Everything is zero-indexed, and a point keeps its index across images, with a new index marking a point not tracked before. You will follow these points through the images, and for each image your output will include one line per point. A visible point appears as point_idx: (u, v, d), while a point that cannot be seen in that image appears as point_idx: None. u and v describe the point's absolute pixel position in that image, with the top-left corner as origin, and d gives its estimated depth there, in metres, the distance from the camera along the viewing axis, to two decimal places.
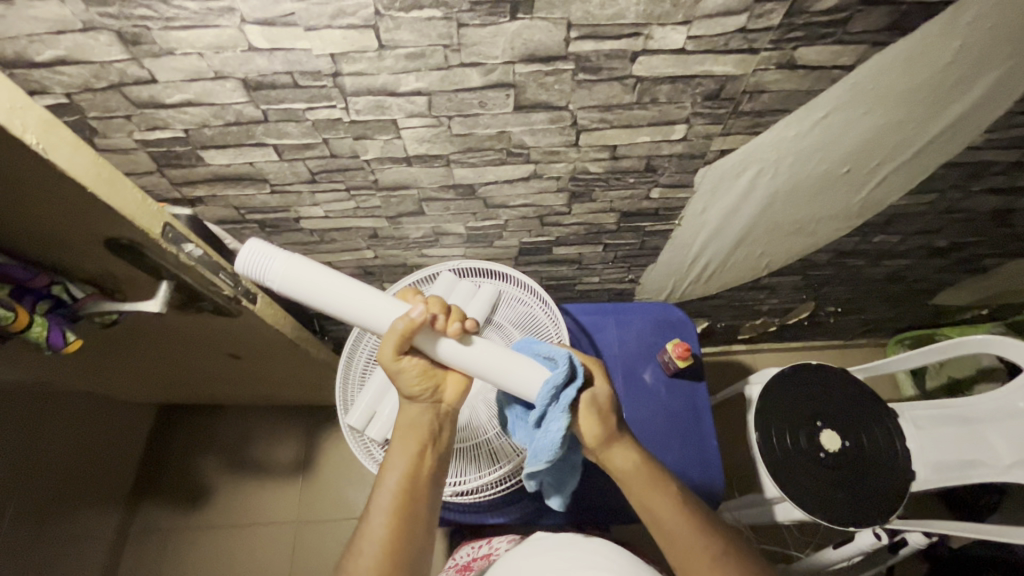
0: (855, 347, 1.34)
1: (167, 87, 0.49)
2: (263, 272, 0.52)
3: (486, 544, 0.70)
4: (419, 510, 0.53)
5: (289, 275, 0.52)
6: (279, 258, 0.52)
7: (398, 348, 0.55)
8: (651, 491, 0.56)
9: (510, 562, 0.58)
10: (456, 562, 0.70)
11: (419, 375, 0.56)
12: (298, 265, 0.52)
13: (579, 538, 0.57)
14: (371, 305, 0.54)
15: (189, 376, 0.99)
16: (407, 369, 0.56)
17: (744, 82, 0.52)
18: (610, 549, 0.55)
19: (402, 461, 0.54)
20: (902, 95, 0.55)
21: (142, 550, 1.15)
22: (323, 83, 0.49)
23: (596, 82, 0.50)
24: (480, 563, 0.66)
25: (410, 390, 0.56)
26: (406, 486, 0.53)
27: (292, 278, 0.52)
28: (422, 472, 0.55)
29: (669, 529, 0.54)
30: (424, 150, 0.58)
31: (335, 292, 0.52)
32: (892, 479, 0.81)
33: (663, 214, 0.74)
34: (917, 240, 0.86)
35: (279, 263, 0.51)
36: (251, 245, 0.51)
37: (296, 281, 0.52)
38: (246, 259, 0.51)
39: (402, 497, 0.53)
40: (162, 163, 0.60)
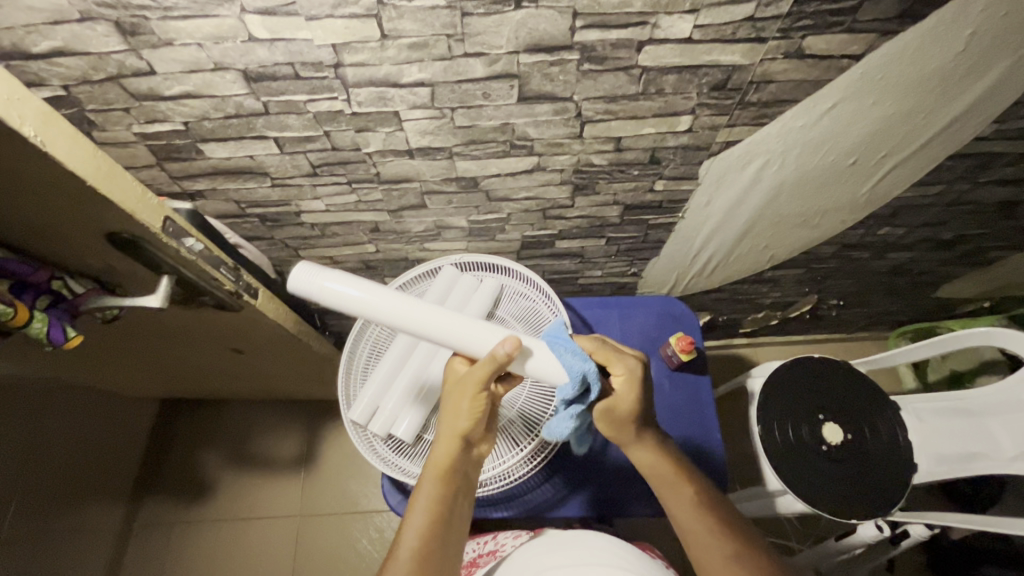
0: (856, 340, 1.34)
1: (166, 79, 0.48)
2: (306, 288, 0.52)
3: (492, 540, 0.70)
4: (446, 557, 0.52)
5: (333, 288, 0.52)
6: (323, 274, 0.53)
7: (481, 382, 0.53)
8: (670, 489, 0.58)
9: (521, 558, 0.57)
10: (463, 558, 0.71)
11: (476, 416, 0.54)
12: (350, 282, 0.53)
13: (592, 535, 0.57)
14: (443, 321, 0.54)
15: (191, 371, 0.99)
16: (469, 406, 0.53)
17: (751, 72, 0.51)
18: (624, 547, 0.55)
19: (433, 504, 0.53)
20: (911, 84, 0.54)
21: (145, 545, 1.15)
22: (324, 75, 0.48)
23: (601, 72, 0.50)
24: (485, 558, 0.66)
25: (460, 428, 0.54)
26: (433, 536, 0.52)
27: (343, 292, 0.53)
28: (451, 517, 0.54)
29: (687, 527, 0.56)
30: (426, 143, 0.58)
31: (394, 305, 0.54)
32: (895, 471, 0.81)
33: (667, 206, 0.73)
34: (922, 232, 0.86)
35: (320, 278, 0.52)
36: (296, 269, 0.53)
37: (343, 293, 0.53)
38: (293, 280, 0.52)
39: (429, 535, 0.52)
40: (162, 157, 0.59)
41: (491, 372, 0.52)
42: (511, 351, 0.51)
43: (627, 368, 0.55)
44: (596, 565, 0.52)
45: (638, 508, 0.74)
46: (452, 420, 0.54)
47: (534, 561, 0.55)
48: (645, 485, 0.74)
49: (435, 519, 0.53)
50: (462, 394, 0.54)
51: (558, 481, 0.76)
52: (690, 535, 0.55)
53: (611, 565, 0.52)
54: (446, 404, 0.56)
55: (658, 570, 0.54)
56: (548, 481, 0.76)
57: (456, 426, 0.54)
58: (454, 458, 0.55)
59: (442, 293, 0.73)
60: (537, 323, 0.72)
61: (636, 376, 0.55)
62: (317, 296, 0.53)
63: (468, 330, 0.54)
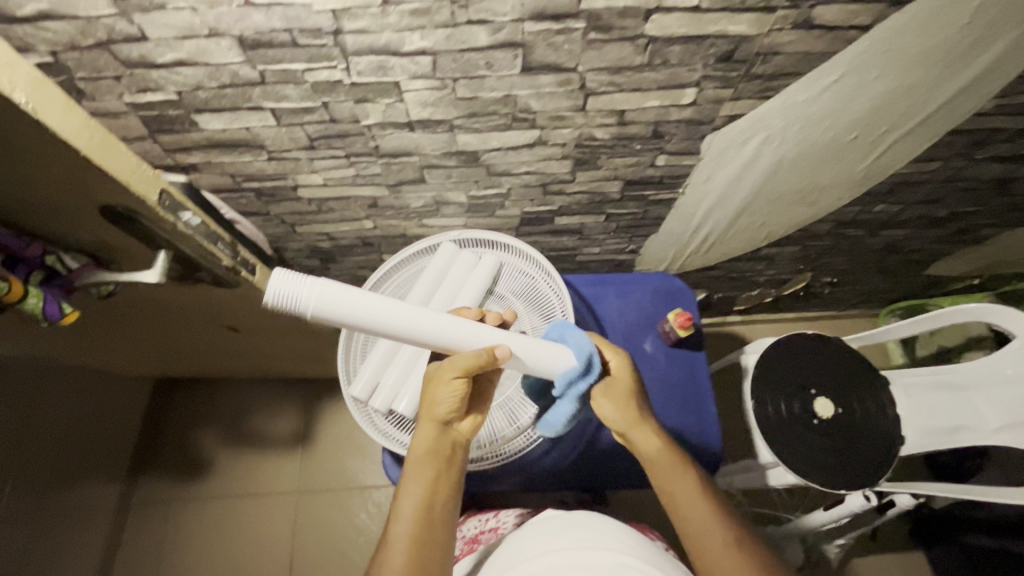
0: (848, 318, 1.36)
1: (158, 45, 0.47)
2: (295, 301, 0.48)
3: (494, 518, 0.72)
4: (439, 540, 0.51)
5: (326, 299, 0.49)
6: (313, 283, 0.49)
7: (462, 369, 0.54)
8: (677, 472, 0.57)
9: (517, 547, 0.56)
10: (464, 534, 0.72)
11: (453, 402, 0.55)
12: (342, 289, 0.49)
13: (591, 524, 0.55)
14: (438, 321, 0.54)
15: (187, 349, 0.98)
16: (447, 390, 0.54)
17: (758, 44, 0.50)
18: (624, 537, 0.53)
19: (421, 491, 0.53)
20: (917, 56, 0.54)
21: (145, 522, 1.16)
22: (323, 42, 0.47)
23: (607, 42, 0.49)
24: (486, 536, 0.68)
25: (437, 411, 0.55)
26: (427, 516, 0.52)
27: (337, 302, 0.49)
28: (440, 499, 0.53)
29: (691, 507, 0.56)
30: (427, 115, 0.56)
31: (393, 313, 0.52)
32: (883, 443, 0.83)
33: (668, 182, 0.73)
34: (918, 209, 0.87)
35: (311, 289, 0.48)
36: (281, 276, 0.47)
37: (338, 304, 0.49)
38: (281, 292, 0.47)
39: (422, 518, 0.52)
40: (155, 128, 0.57)
41: (477, 362, 0.54)
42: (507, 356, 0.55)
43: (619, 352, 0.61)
44: (592, 547, 0.50)
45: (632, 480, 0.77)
46: (430, 407, 0.56)
47: (529, 549, 0.54)
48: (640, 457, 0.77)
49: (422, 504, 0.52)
50: (438, 379, 0.55)
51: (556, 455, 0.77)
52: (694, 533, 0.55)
53: (609, 549, 0.50)
54: (423, 393, 0.57)
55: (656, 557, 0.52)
56: (545, 457, 0.77)
57: (435, 412, 0.55)
58: (435, 442, 0.55)
59: (441, 269, 0.73)
60: (537, 300, 0.73)
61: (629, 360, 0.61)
62: (312, 307, 0.49)
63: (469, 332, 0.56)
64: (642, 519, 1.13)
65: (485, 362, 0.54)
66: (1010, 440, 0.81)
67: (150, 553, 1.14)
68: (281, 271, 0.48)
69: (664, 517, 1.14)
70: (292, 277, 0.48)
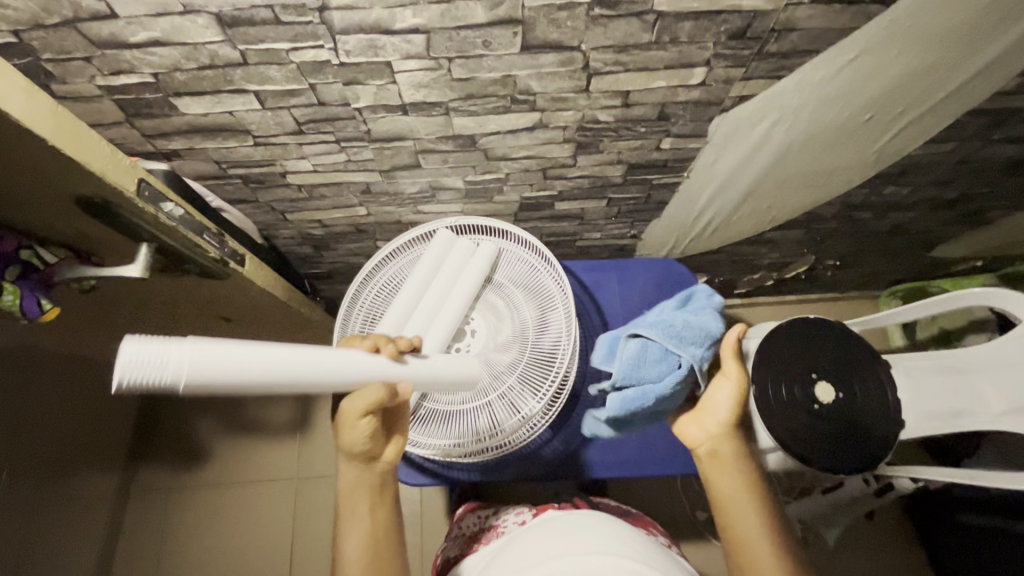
0: (849, 300, 1.34)
1: (130, 24, 0.43)
2: (158, 369, 0.40)
3: (495, 515, 0.74)
4: (387, 555, 0.58)
5: (204, 356, 0.42)
6: (176, 346, 0.42)
7: (362, 411, 0.54)
8: (728, 469, 0.61)
9: (519, 553, 0.55)
10: (464, 531, 0.75)
11: (366, 438, 0.58)
12: (222, 344, 0.43)
13: (597, 526, 0.55)
14: (321, 364, 0.48)
15: (178, 339, 0.96)
16: (356, 433, 0.57)
17: (773, 20, 0.47)
18: (631, 542, 0.53)
19: (361, 525, 0.59)
20: (940, 34, 0.51)
21: (145, 510, 1.16)
22: (308, 20, 0.44)
23: (613, 18, 0.45)
24: (488, 534, 0.70)
25: (354, 451, 0.59)
26: (371, 545, 0.58)
27: (234, 355, 0.43)
28: (380, 529, 0.59)
29: (734, 500, 0.59)
30: (421, 97, 0.53)
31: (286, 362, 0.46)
32: (886, 426, 0.83)
33: (672, 165, 0.70)
34: (927, 192, 0.84)
35: (179, 353, 0.41)
36: (132, 343, 0.39)
37: (226, 361, 0.42)
38: (127, 364, 0.39)
39: (367, 549, 0.58)
40: (132, 113, 0.54)
41: (378, 401, 0.53)
42: (408, 391, 0.56)
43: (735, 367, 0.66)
44: (601, 553, 0.50)
45: (632, 468, 0.77)
46: (348, 450, 0.59)
47: (535, 550, 0.53)
48: (640, 446, 0.77)
49: (364, 533, 0.58)
50: (345, 424, 0.56)
51: (556, 444, 0.77)
52: (747, 534, 0.57)
53: (616, 554, 0.50)
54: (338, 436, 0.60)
55: (660, 557, 0.53)
56: (545, 448, 0.77)
57: (352, 451, 0.59)
58: (359, 479, 0.60)
59: (438, 258, 0.71)
60: (537, 289, 0.71)
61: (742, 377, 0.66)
62: (182, 374, 0.41)
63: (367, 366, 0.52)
64: (641, 502, 1.14)
65: (387, 397, 0.54)
66: (1012, 424, 0.80)
67: (151, 540, 1.14)
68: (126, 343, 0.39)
69: (663, 500, 1.15)
70: (145, 349, 0.40)
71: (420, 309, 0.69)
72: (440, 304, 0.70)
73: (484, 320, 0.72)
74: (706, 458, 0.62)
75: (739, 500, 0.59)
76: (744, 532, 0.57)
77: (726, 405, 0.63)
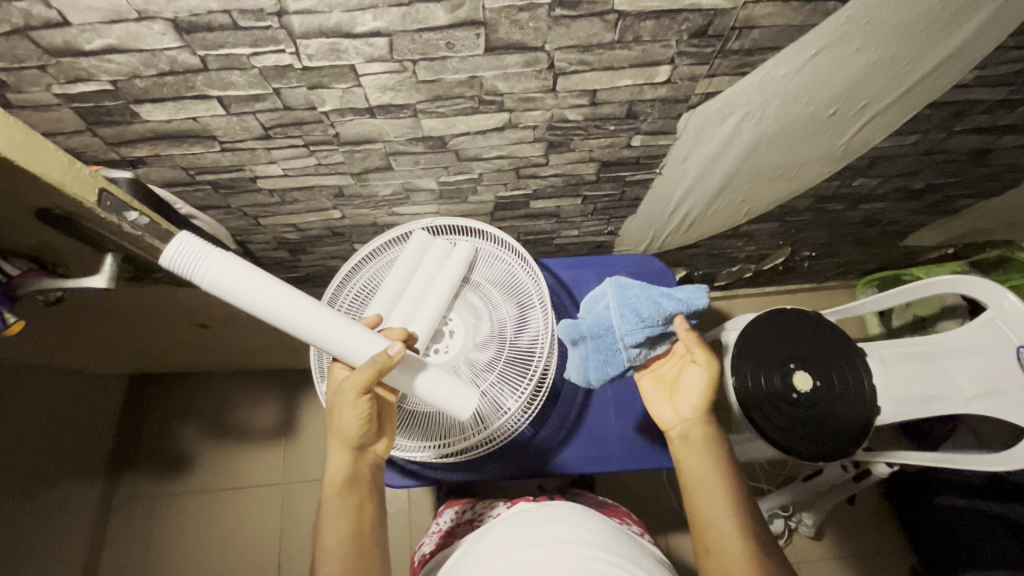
0: (826, 290, 1.37)
1: (83, 31, 0.42)
2: (189, 269, 0.48)
3: (471, 510, 0.78)
4: (371, 552, 0.55)
5: (224, 273, 0.49)
6: (209, 259, 0.49)
7: (359, 387, 0.53)
8: (697, 455, 0.60)
9: (490, 544, 0.56)
10: (440, 526, 0.79)
11: (361, 421, 0.56)
12: (241, 270, 0.49)
13: (596, 523, 0.56)
14: (315, 323, 0.53)
15: (157, 346, 0.95)
16: (351, 412, 0.55)
17: (734, 17, 0.48)
18: (625, 544, 0.54)
19: (345, 518, 0.55)
20: (898, 28, 0.52)
21: (127, 522, 1.14)
22: (266, 24, 0.43)
23: (575, 18, 0.46)
24: (464, 528, 0.74)
25: (347, 435, 0.56)
26: (357, 538, 0.55)
27: (244, 286, 0.49)
28: (365, 523, 0.56)
29: (702, 487, 0.58)
30: (388, 99, 0.53)
31: (286, 309, 0.51)
32: (865, 411, 0.84)
33: (644, 162, 0.71)
34: (896, 182, 0.86)
35: (206, 264, 0.48)
36: (187, 239, 0.48)
37: (234, 284, 0.49)
38: (174, 250, 0.48)
39: (353, 541, 0.54)
40: (92, 121, 0.53)
41: (373, 376, 0.53)
42: (402, 353, 0.54)
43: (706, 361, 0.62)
44: (569, 542, 0.51)
45: (614, 463, 0.77)
46: (339, 434, 0.57)
47: (509, 541, 0.54)
48: (621, 441, 0.78)
49: (349, 531, 0.55)
50: (341, 403, 0.55)
51: (539, 441, 0.77)
52: (717, 520, 0.56)
53: (585, 543, 0.51)
54: (330, 421, 0.57)
55: (628, 546, 0.55)
56: (525, 446, 0.77)
57: (345, 435, 0.56)
58: (349, 467, 0.57)
59: (415, 259, 0.71)
60: (514, 286, 0.71)
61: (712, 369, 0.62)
62: (203, 277, 0.49)
63: (351, 340, 0.54)
64: (627, 494, 1.16)
65: (377, 372, 0.53)
66: (983, 408, 0.77)
67: (134, 553, 1.12)
68: (183, 236, 0.48)
69: (648, 492, 1.16)
70: (192, 247, 0.48)
71: (398, 309, 0.69)
72: (418, 305, 0.70)
73: (463, 319, 0.72)
74: (678, 441, 0.62)
75: (707, 485, 0.58)
76: (707, 515, 0.56)
77: (697, 388, 0.62)
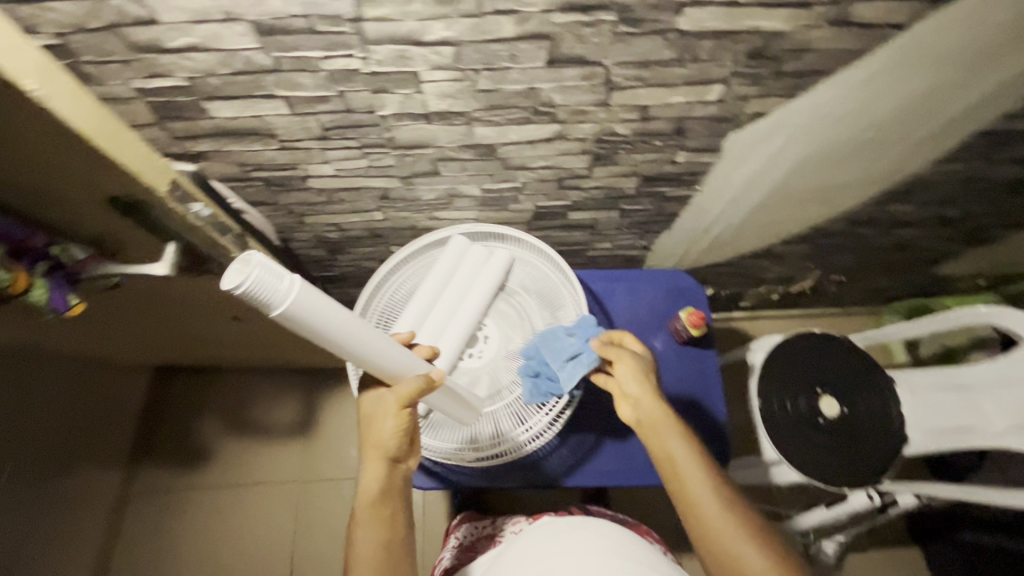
0: (852, 316, 1.36)
1: (170, 30, 0.44)
2: (267, 295, 0.41)
3: (490, 526, 0.78)
4: (403, 563, 0.56)
5: (308, 302, 0.44)
6: (288, 284, 0.43)
7: (405, 400, 0.55)
8: (658, 436, 0.58)
9: (518, 552, 0.57)
10: (460, 540, 0.78)
11: (400, 435, 0.56)
12: (321, 297, 0.45)
13: (633, 541, 0.56)
14: (379, 348, 0.52)
15: (188, 337, 0.97)
16: (393, 425, 0.56)
17: (791, 41, 0.49)
18: (662, 563, 0.54)
19: (378, 528, 0.56)
20: (951, 57, 0.52)
21: (144, 510, 1.15)
22: (342, 29, 0.45)
23: (636, 35, 0.47)
24: (484, 542, 0.74)
25: (385, 448, 0.56)
26: (389, 548, 0.56)
27: (324, 314, 0.46)
28: (397, 533, 0.57)
29: (670, 464, 0.57)
30: (446, 106, 0.55)
31: (357, 334, 0.49)
32: (890, 439, 0.82)
33: (685, 178, 0.72)
34: (933, 210, 0.86)
35: (290, 291, 0.43)
36: (258, 260, 0.41)
37: (318, 311, 0.45)
38: (252, 277, 0.40)
39: (383, 551, 0.55)
40: (163, 115, 0.55)
41: (419, 390, 0.55)
42: (443, 375, 0.58)
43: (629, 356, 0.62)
44: (594, 546, 0.53)
45: (639, 478, 0.77)
46: (377, 445, 0.56)
47: (537, 546, 0.55)
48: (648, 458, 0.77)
49: (383, 543, 0.55)
50: (384, 415, 0.56)
51: (563, 452, 0.77)
52: (695, 506, 0.54)
53: (609, 545, 0.53)
54: (366, 431, 0.57)
55: (650, 549, 0.56)
56: (553, 454, 0.77)
57: (383, 448, 0.56)
58: (385, 479, 0.57)
59: (453, 263, 0.71)
60: (551, 296, 0.72)
61: (639, 363, 0.62)
62: (283, 305, 0.42)
63: (401, 359, 0.55)
64: (642, 511, 1.15)
65: (426, 388, 0.56)
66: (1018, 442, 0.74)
67: (150, 541, 1.13)
68: (262, 256, 0.40)
69: (663, 509, 1.15)
70: (275, 270, 0.41)
71: (433, 313, 0.70)
72: (454, 311, 0.71)
73: (498, 326, 0.73)
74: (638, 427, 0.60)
75: (680, 462, 0.56)
76: (688, 491, 0.55)
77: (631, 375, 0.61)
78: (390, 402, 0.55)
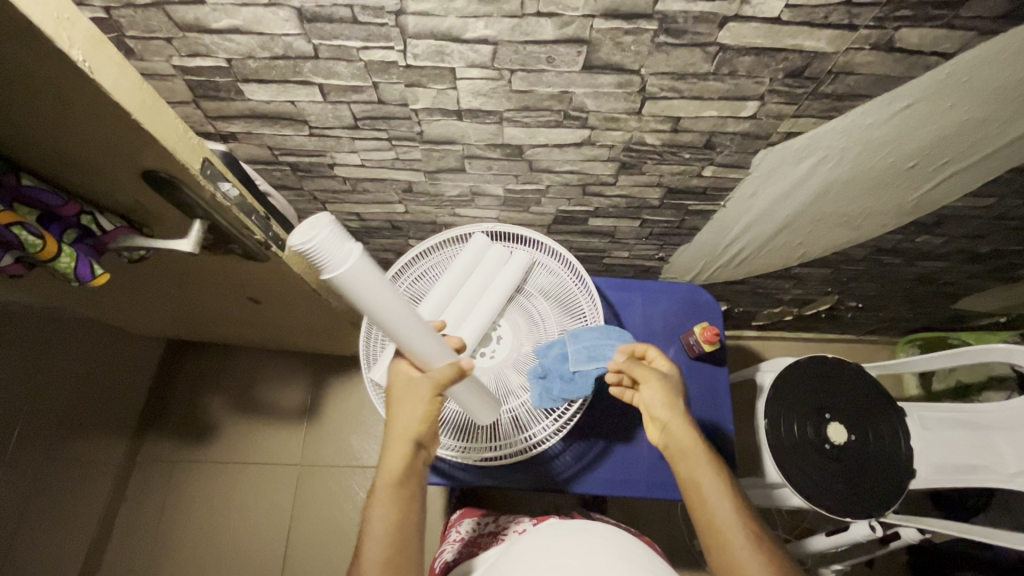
0: (866, 344, 1.34)
1: (215, 11, 0.45)
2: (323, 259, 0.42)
3: (492, 523, 0.78)
4: (415, 545, 0.55)
5: (362, 276, 0.44)
6: (347, 255, 0.43)
7: (435, 385, 0.56)
8: (683, 458, 0.59)
9: (525, 547, 0.57)
10: (461, 536, 0.78)
11: (426, 419, 0.57)
12: (376, 274, 0.45)
13: (641, 547, 0.56)
14: (418, 330, 0.52)
15: (205, 314, 0.98)
16: (421, 408, 0.56)
17: (832, 62, 0.48)
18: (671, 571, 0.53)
19: (394, 507, 0.56)
20: (996, 90, 0.51)
21: (147, 482, 1.17)
22: (383, 21, 0.45)
23: (676, 47, 0.47)
24: (487, 539, 0.74)
25: (410, 430, 0.56)
26: (402, 529, 0.55)
27: (372, 290, 0.45)
28: (411, 516, 0.56)
29: (692, 486, 0.58)
30: (478, 104, 0.55)
31: (400, 315, 0.49)
32: (898, 472, 0.80)
33: (710, 193, 0.71)
34: (960, 244, 0.84)
35: (347, 262, 0.43)
36: (330, 225, 0.41)
37: (368, 286, 0.45)
38: (315, 240, 0.40)
39: (396, 532, 0.55)
40: (200, 94, 0.56)
41: (450, 377, 0.56)
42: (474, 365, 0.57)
43: (658, 377, 0.63)
44: (599, 547, 0.53)
45: (641, 489, 0.76)
46: (401, 427, 0.57)
47: (543, 545, 0.56)
48: (652, 470, 0.77)
49: (397, 521, 0.55)
50: (414, 397, 0.56)
51: (568, 457, 0.77)
52: (715, 530, 0.54)
53: (613, 547, 0.53)
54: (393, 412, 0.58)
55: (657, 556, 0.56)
56: (557, 458, 0.77)
57: (407, 428, 0.56)
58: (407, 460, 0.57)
59: (473, 261, 0.71)
60: (568, 302, 0.72)
61: (667, 384, 0.63)
62: (337, 273, 0.43)
63: (435, 345, 0.55)
64: (640, 523, 1.14)
65: (456, 376, 0.56)
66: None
67: (151, 512, 1.15)
68: (332, 221, 0.40)
69: (661, 523, 1.15)
70: (339, 237, 0.41)
71: (449, 309, 0.69)
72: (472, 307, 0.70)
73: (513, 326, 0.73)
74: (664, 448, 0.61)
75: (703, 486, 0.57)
76: (708, 515, 0.55)
77: (659, 396, 0.62)
78: (421, 386, 0.56)
